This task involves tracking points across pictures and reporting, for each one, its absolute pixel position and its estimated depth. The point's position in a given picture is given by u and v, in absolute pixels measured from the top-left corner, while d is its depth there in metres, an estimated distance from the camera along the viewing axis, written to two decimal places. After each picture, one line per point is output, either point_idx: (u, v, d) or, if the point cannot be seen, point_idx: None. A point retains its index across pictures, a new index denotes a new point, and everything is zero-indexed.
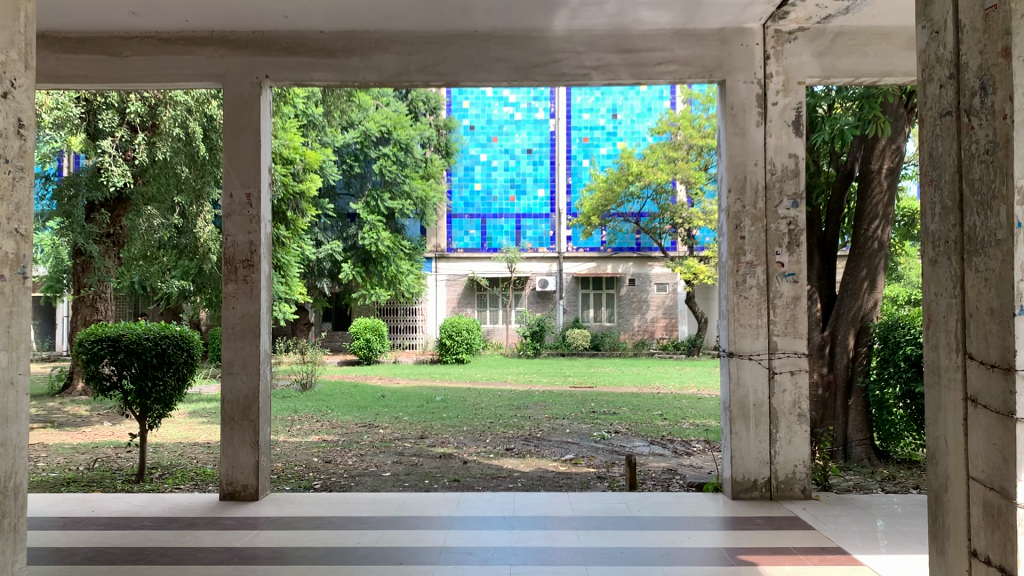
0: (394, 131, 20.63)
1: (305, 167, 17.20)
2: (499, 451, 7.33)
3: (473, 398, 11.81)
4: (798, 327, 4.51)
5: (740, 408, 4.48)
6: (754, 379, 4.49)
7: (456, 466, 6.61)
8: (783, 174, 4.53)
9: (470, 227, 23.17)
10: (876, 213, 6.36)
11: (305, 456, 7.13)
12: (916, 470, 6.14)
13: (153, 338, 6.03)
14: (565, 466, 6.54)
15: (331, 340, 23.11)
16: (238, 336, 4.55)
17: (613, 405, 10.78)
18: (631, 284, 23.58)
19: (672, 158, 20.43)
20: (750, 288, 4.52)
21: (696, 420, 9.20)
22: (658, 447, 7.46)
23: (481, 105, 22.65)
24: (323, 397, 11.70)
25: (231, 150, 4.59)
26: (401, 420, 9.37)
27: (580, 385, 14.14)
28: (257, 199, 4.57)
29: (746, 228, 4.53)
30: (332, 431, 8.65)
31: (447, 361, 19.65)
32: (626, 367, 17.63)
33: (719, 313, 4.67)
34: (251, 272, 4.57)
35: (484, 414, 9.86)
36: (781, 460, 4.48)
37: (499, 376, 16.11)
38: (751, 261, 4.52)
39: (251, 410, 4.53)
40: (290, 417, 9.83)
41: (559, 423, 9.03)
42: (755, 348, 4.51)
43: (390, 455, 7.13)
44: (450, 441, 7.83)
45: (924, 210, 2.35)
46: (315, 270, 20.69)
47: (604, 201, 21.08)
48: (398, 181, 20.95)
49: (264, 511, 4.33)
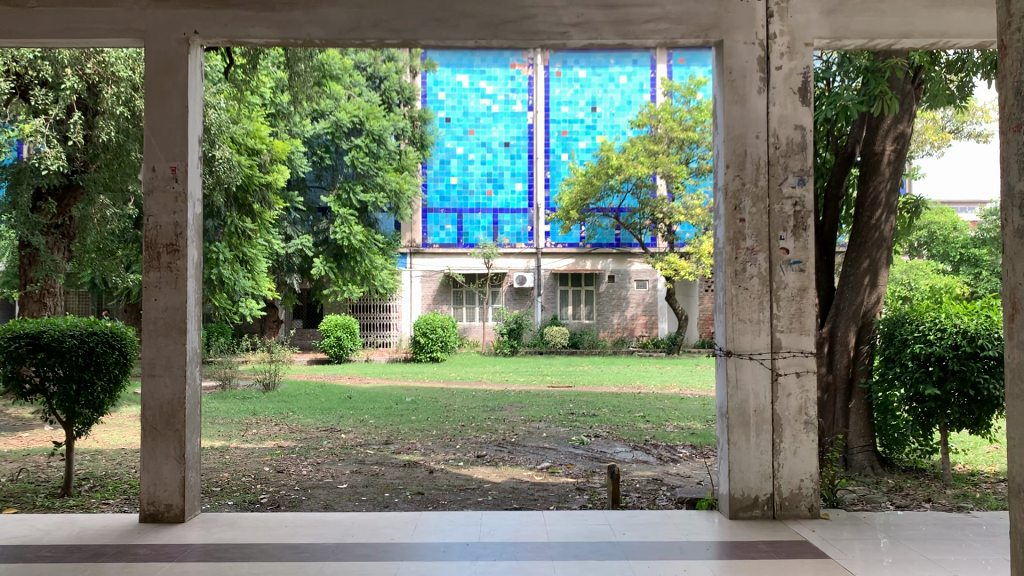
0: (366, 121, 19.96)
1: (272, 158, 16.30)
2: (469, 458, 6.72)
3: (445, 399, 11.21)
4: (804, 323, 3.97)
5: (739, 415, 3.93)
6: (756, 380, 3.94)
7: (421, 476, 5.99)
8: (788, 148, 3.98)
9: (445, 222, 22.68)
10: (877, 201, 5.76)
11: (256, 465, 6.50)
12: (924, 480, 5.61)
13: (78, 336, 5.34)
14: (541, 476, 5.96)
15: (301, 337, 22.36)
16: (160, 332, 3.93)
17: (593, 406, 10.23)
18: (610, 281, 22.93)
19: (653, 151, 19.96)
20: (749, 278, 3.96)
21: (681, 422, 8.65)
22: (641, 453, 6.89)
23: (457, 96, 22.40)
24: (286, 399, 11.03)
25: (152, 116, 3.97)
26: (367, 423, 8.76)
27: (557, 384, 13.60)
28: (184, 174, 3.95)
29: (746, 210, 3.98)
30: (290, 436, 8.00)
31: (421, 360, 19.02)
32: (606, 366, 17.07)
33: (715, 309, 4.11)
34: (176, 258, 3.95)
35: (456, 417, 9.27)
36: (785, 474, 3.93)
37: (474, 376, 15.48)
38: (752, 247, 3.97)
39: (176, 418, 3.91)
40: (248, 420, 9.18)
41: (535, 425, 8.46)
42: (756, 347, 3.95)
43: (349, 463, 6.51)
44: (417, 447, 7.21)
45: (1010, 165, 1.84)
46: (285, 266, 19.96)
47: (582, 194, 20.48)
48: (371, 173, 20.28)
49: (188, 536, 3.70)
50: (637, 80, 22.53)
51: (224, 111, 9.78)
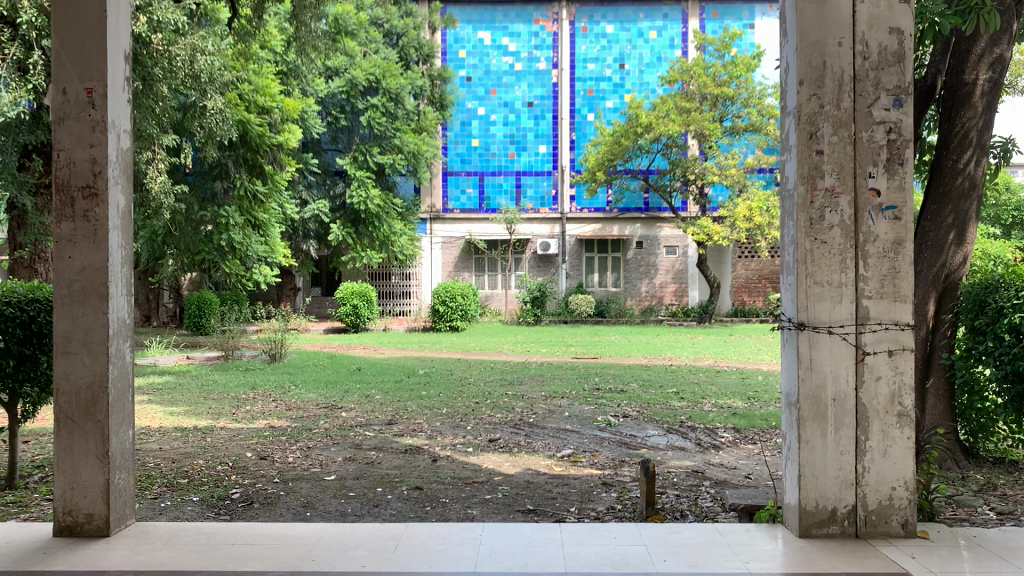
0: (382, 79, 18.96)
1: (283, 116, 15.37)
2: (480, 443, 5.88)
3: (461, 372, 10.41)
4: (898, 287, 3.06)
5: (813, 405, 3.05)
6: (837, 360, 3.05)
7: (421, 466, 5.17)
8: (881, 58, 3.05)
9: (467, 185, 21.85)
10: (967, 141, 4.74)
11: (238, 451, 5.74)
12: (1017, 475, 4.72)
13: (15, 305, 4.54)
14: (562, 467, 5.11)
15: (319, 306, 21.68)
16: (76, 299, 3.11)
17: (620, 380, 9.38)
18: (638, 247, 21.79)
19: (685, 109, 18.70)
20: (828, 228, 3.05)
21: (720, 401, 7.76)
22: (677, 439, 6.01)
23: (478, 54, 21.73)
24: (290, 371, 10.31)
25: (61, 24, 3.10)
26: (372, 399, 7.98)
27: (582, 356, 12.77)
28: (103, 98, 3.11)
29: (824, 139, 3.05)
30: (285, 415, 7.22)
31: (440, 329, 18.25)
32: (633, 336, 16.18)
33: (782, 268, 3.20)
34: (95, 205, 3.11)
35: (470, 392, 8.46)
36: (872, 481, 3.06)
37: (493, 346, 14.64)
38: (832, 189, 3.06)
39: (98, 407, 3.11)
40: (246, 395, 8.45)
41: (557, 404, 7.64)
42: (837, 317, 3.05)
43: (343, 449, 5.71)
44: (422, 429, 6.38)
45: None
46: (301, 232, 19.25)
47: (609, 155, 19.40)
48: (388, 134, 19.35)
49: (106, 558, 2.90)
50: (668, 35, 21.58)
51: (218, 57, 8.97)
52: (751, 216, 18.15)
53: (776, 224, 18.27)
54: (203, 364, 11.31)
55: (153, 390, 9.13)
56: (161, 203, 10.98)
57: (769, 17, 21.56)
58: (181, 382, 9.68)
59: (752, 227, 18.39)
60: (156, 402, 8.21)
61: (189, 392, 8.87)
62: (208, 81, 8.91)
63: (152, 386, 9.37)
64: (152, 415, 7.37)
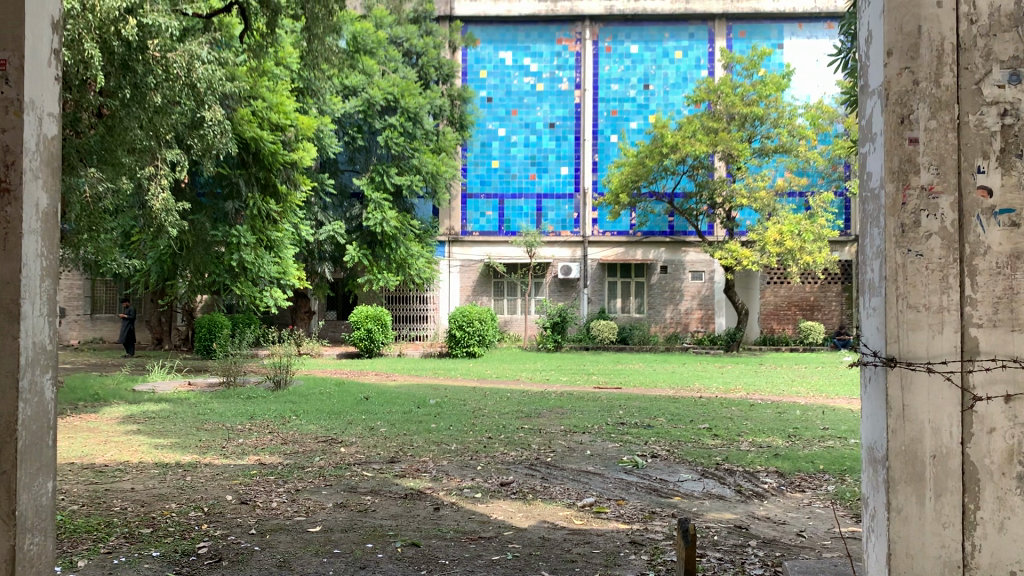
0: (401, 98, 18.45)
1: (298, 134, 14.98)
2: (491, 486, 5.20)
3: (476, 402, 9.73)
4: (1018, 313, 2.37)
5: (907, 464, 2.38)
6: (938, 408, 2.38)
7: (421, 516, 4.50)
8: (995, 20, 2.39)
9: (486, 208, 21.30)
10: None
11: (218, 493, 5.11)
12: None
13: None
14: (583, 519, 4.42)
15: (333, 329, 21.14)
16: None
17: (646, 414, 8.64)
18: (663, 272, 21.05)
19: (712, 129, 18.02)
20: (925, 236, 2.39)
21: (758, 439, 7.03)
22: (714, 485, 5.32)
23: (499, 75, 21.29)
24: (293, 399, 9.67)
25: None
26: (376, 432, 7.36)
27: (604, 385, 12.06)
28: (17, 74, 2.50)
29: (920, 123, 2.40)
30: (278, 450, 6.59)
31: (457, 355, 17.61)
32: (657, 365, 15.51)
33: (865, 288, 2.55)
34: (5, 204, 2.49)
35: (482, 426, 7.80)
36: (985, 563, 2.36)
37: (512, 374, 13.98)
38: (929, 186, 2.39)
39: (1, 456, 2.48)
40: (240, 426, 7.84)
41: (578, 440, 6.97)
42: (937, 350, 2.38)
43: (335, 492, 5.07)
44: (426, 469, 5.71)
45: None
46: (316, 254, 18.69)
47: (633, 176, 18.72)
48: (406, 154, 18.82)
49: None
50: (693, 55, 21.05)
51: (218, 67, 8.53)
52: (781, 240, 17.42)
53: (807, 250, 17.56)
54: (203, 391, 10.70)
55: (145, 420, 8.54)
56: (162, 222, 10.49)
57: (798, 37, 20.94)
58: (176, 411, 9.09)
59: (783, 252, 17.63)
60: (143, 433, 7.61)
61: (182, 422, 8.29)
62: (208, 92, 8.45)
63: (145, 415, 8.81)
64: (134, 448, 6.77)
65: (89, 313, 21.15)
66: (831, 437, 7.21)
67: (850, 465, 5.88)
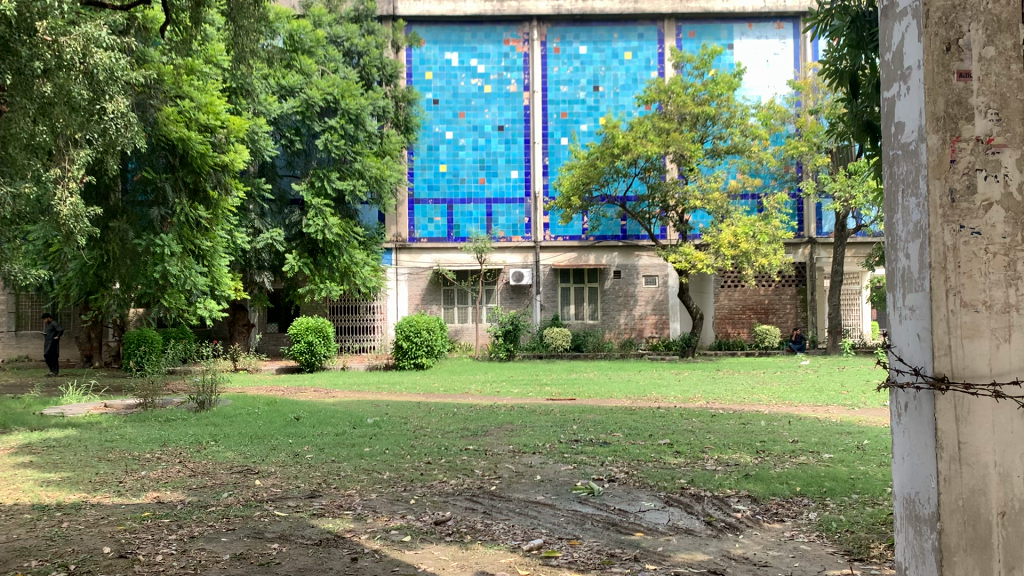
0: (341, 99, 17.53)
1: (229, 136, 13.95)
2: (424, 527, 4.44)
3: (417, 420, 8.92)
4: None
5: (967, 524, 1.92)
6: (1005, 446, 1.94)
7: (334, 571, 3.71)
8: None
9: (434, 214, 20.50)
10: None
11: (97, 544, 4.25)
12: None
13: None
14: (527, 568, 3.69)
15: (274, 342, 20.19)
16: None
17: (602, 429, 7.94)
18: (616, 277, 20.49)
19: (664, 130, 17.45)
20: (983, 207, 1.92)
21: (724, 456, 6.38)
22: (681, 516, 4.62)
23: (446, 76, 20.57)
24: (216, 422, 8.77)
25: None
26: (302, 460, 6.54)
27: (557, 396, 11.34)
28: None
29: (974, 47, 1.94)
30: (184, 485, 5.73)
31: (404, 366, 16.74)
32: (614, 373, 14.87)
33: (894, 283, 2.06)
34: None
35: (422, 448, 7.02)
36: None
37: (461, 386, 13.15)
38: (987, 138, 1.94)
39: None
40: (149, 456, 6.94)
41: (527, 462, 6.25)
42: (1001, 367, 1.92)
43: (236, 540, 4.27)
44: (351, 506, 4.93)
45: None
46: (253, 263, 17.67)
47: (584, 179, 18.01)
48: (347, 158, 17.93)
49: None
50: (643, 55, 20.60)
51: (120, 54, 7.68)
52: (736, 242, 16.90)
53: (763, 252, 17.11)
54: (117, 414, 9.69)
55: (43, 449, 7.56)
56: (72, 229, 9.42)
57: (747, 37, 20.62)
58: (82, 437, 8.13)
59: (738, 254, 17.13)
60: (34, 466, 6.66)
61: (85, 451, 7.34)
62: (109, 81, 7.55)
63: (46, 443, 7.84)
64: (17, 486, 5.85)
65: (12, 329, 19.82)
66: (803, 452, 6.59)
67: (829, 486, 5.22)
